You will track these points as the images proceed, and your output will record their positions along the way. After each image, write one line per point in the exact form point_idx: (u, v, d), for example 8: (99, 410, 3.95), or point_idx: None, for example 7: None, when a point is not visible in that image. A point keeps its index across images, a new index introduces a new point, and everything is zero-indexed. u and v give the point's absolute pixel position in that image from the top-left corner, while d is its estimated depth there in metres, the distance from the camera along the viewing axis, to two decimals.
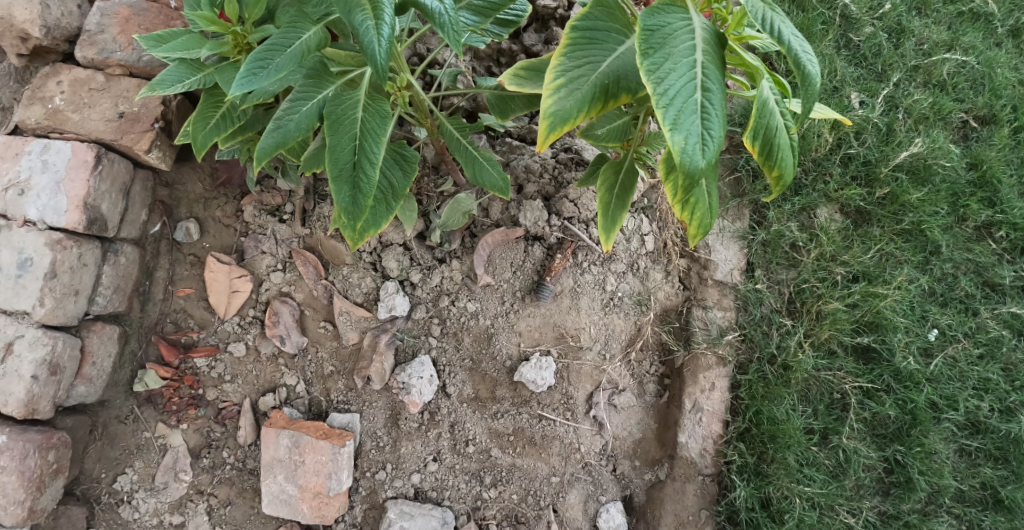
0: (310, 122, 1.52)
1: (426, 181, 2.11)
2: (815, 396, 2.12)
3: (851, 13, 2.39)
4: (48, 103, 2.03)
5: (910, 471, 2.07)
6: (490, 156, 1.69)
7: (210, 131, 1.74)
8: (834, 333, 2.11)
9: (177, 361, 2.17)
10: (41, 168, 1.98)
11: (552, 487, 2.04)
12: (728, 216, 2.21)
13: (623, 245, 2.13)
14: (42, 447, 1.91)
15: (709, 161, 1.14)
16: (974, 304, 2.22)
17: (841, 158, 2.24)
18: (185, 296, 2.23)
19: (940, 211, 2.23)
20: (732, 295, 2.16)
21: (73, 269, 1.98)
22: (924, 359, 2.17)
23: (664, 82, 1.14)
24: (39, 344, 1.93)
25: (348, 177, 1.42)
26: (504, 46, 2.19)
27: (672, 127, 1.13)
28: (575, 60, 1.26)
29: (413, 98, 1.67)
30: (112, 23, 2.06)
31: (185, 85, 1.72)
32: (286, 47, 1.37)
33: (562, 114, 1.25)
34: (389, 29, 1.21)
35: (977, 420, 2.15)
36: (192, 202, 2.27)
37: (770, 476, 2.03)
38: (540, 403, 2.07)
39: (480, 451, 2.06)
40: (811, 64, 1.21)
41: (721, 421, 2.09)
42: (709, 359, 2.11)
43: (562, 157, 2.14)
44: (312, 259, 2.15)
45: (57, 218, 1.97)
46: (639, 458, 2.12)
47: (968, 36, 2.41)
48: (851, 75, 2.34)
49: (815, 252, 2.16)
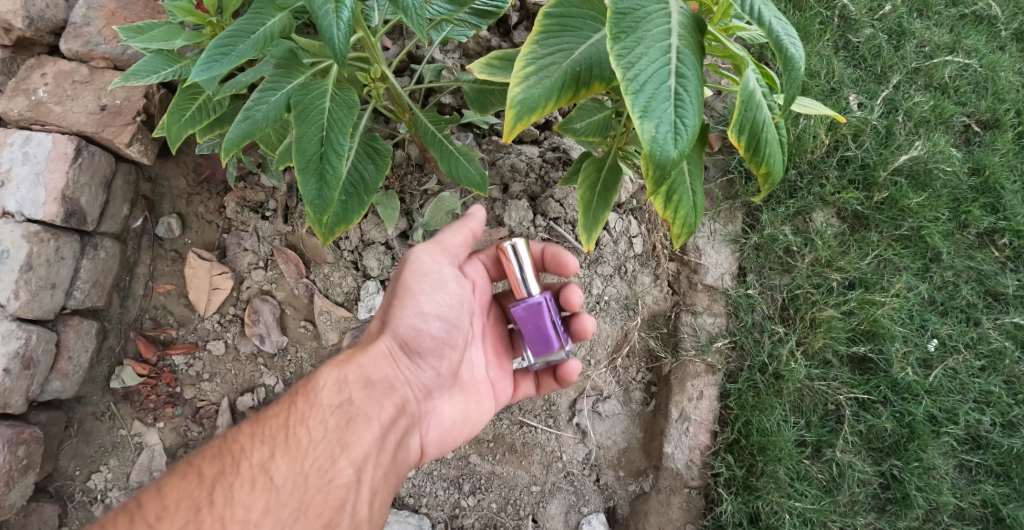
0: (279, 113, 1.46)
1: (409, 179, 2.06)
2: (807, 407, 2.04)
3: (849, 14, 2.33)
4: (31, 95, 2.01)
5: (907, 487, 1.98)
6: (468, 152, 1.63)
7: (185, 123, 1.68)
8: (829, 341, 2.03)
9: (155, 358, 2.13)
10: (21, 160, 1.96)
11: (532, 497, 1.98)
12: (719, 219, 2.13)
13: (610, 247, 2.08)
14: (12, 441, 1.87)
15: (682, 151, 1.08)
16: (976, 314, 2.14)
17: (838, 160, 2.17)
18: (165, 293, 2.19)
19: (941, 217, 2.15)
20: (723, 300, 2.08)
21: (51, 262, 1.95)
22: (923, 371, 2.08)
23: (634, 67, 1.08)
24: (13, 337, 1.89)
25: (314, 169, 1.36)
26: (493, 44, 2.17)
27: (642, 114, 1.07)
28: (546, 48, 1.21)
29: (390, 91, 1.64)
30: (97, 16, 2.05)
31: (159, 76, 1.67)
32: (250, 33, 1.32)
33: (531, 103, 1.20)
34: (349, 13, 1.18)
35: (978, 435, 2.06)
36: (175, 198, 2.23)
37: (759, 490, 1.94)
38: (522, 409, 2.01)
39: (458, 458, 1.99)
40: (794, 48, 1.15)
41: (709, 432, 2.00)
42: (697, 367, 2.03)
43: (549, 156, 2.10)
44: (293, 257, 2.13)
45: (35, 211, 1.94)
46: (623, 468, 2.05)
47: (971, 39, 2.35)
48: (850, 76, 2.28)
49: (810, 257, 2.08)
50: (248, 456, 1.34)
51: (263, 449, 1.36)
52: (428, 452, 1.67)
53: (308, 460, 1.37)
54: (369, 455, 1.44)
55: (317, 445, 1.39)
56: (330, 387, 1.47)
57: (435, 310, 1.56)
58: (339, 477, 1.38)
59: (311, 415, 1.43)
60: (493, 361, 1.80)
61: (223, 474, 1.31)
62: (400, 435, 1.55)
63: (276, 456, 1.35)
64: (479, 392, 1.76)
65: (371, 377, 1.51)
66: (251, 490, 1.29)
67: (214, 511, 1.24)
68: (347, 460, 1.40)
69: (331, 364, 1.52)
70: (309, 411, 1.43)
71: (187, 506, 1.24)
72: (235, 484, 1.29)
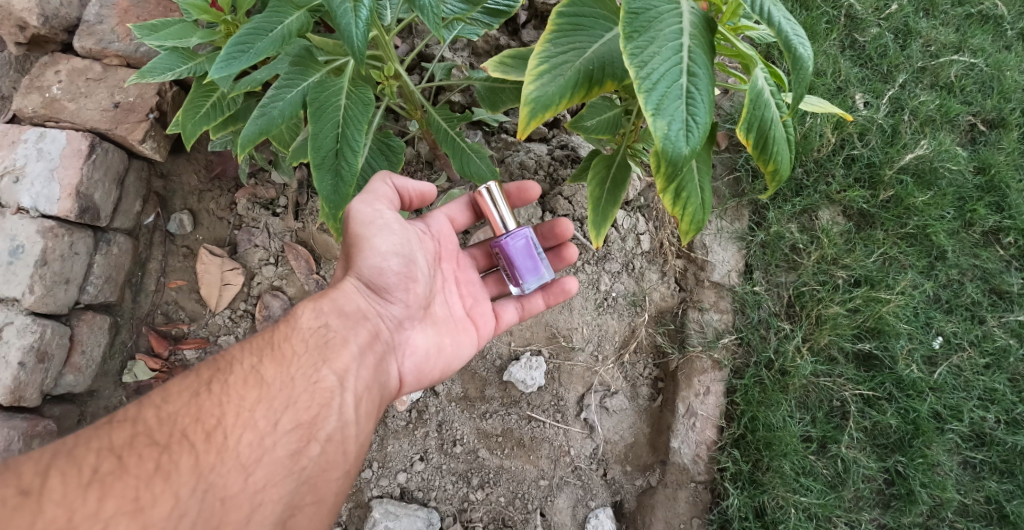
0: (295, 110, 1.48)
1: (419, 176, 2.11)
2: (813, 403, 2.05)
3: (856, 13, 2.34)
4: (45, 92, 2.03)
5: (912, 483, 2.00)
6: (479, 150, 1.66)
7: (200, 120, 1.70)
8: (834, 338, 2.04)
9: (167, 353, 2.15)
10: (36, 156, 1.98)
11: (540, 491, 2.00)
12: (726, 216, 2.15)
13: (618, 244, 2.12)
14: (27, 434, 1.89)
15: (693, 148, 1.10)
16: (980, 312, 2.15)
17: (844, 159, 2.19)
18: (176, 288, 2.21)
19: (946, 215, 2.17)
20: (729, 297, 2.10)
21: (65, 258, 1.97)
22: (928, 368, 2.10)
23: (647, 66, 1.10)
24: (28, 331, 1.91)
25: (331, 165, 1.39)
26: (502, 42, 2.20)
27: (654, 112, 1.09)
28: (559, 47, 1.23)
29: (402, 90, 1.67)
30: (110, 14, 2.07)
31: (175, 73, 1.70)
32: (268, 31, 1.35)
33: (544, 101, 1.21)
34: (367, 12, 1.20)
35: (983, 432, 2.08)
36: (187, 194, 2.26)
37: (765, 485, 1.95)
38: (530, 404, 2.05)
39: (467, 452, 2.02)
40: (803, 48, 1.17)
41: (716, 427, 2.02)
42: (703, 363, 2.05)
43: (558, 154, 2.12)
44: (303, 253, 2.17)
45: (50, 207, 1.96)
46: (630, 463, 2.07)
47: (976, 39, 2.36)
48: (856, 75, 2.29)
49: (816, 254, 2.09)
50: (240, 362, 1.40)
51: (253, 357, 1.41)
52: (409, 383, 1.65)
53: (294, 366, 1.41)
54: (351, 367, 1.46)
55: (301, 356, 1.43)
56: (306, 314, 1.49)
57: (391, 249, 1.53)
58: (324, 380, 1.41)
59: (293, 334, 1.46)
60: (471, 301, 1.79)
61: (219, 373, 1.37)
62: (379, 358, 1.54)
63: (265, 362, 1.41)
64: (454, 328, 1.73)
65: (344, 305, 1.51)
66: (243, 386, 1.36)
67: (212, 398, 1.32)
68: (330, 368, 1.43)
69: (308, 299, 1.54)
70: (290, 332, 1.46)
71: (189, 395, 1.33)
72: (229, 382, 1.36)
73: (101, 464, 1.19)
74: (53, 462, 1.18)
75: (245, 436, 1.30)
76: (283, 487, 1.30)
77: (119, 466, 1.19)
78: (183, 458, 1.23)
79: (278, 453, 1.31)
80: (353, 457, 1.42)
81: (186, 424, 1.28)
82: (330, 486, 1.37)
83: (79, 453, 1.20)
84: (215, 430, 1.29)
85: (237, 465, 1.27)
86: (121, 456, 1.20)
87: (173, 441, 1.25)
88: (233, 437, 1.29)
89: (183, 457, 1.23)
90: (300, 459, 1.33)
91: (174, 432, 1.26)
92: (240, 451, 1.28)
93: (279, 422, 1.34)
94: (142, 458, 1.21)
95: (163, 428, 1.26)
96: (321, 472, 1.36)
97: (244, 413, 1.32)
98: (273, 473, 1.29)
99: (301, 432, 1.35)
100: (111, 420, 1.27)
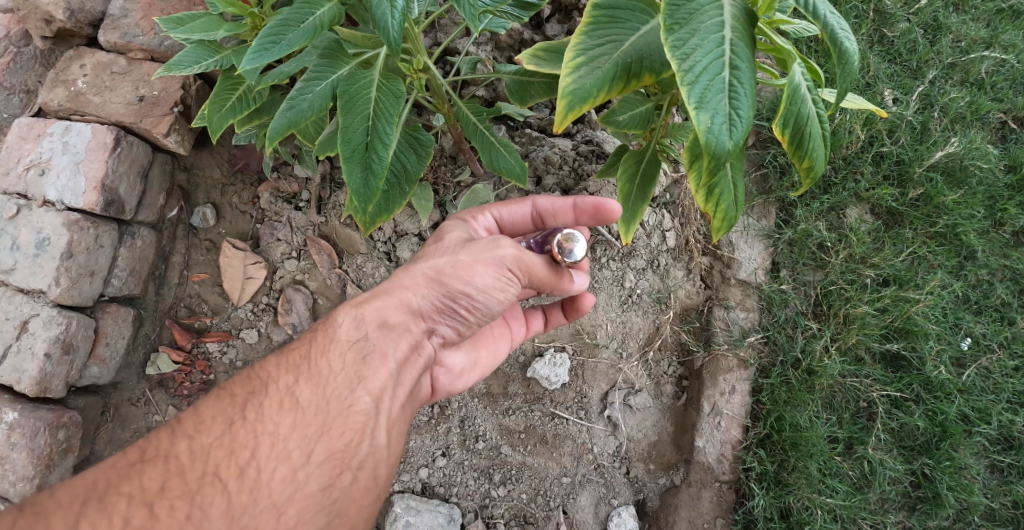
0: (324, 102, 1.47)
1: (443, 171, 2.11)
2: (839, 404, 2.03)
3: (885, 8, 2.30)
4: (71, 86, 2.04)
5: (938, 486, 1.97)
6: (508, 144, 1.64)
7: (226, 113, 1.70)
8: (862, 338, 2.02)
9: (190, 345, 2.16)
10: (62, 150, 1.99)
11: (562, 488, 1.99)
12: (753, 213, 2.13)
13: (644, 241, 2.09)
14: (53, 425, 1.90)
15: (736, 143, 1.08)
16: (1011, 313, 2.12)
17: (873, 156, 2.16)
18: (199, 281, 2.22)
19: (976, 214, 2.14)
20: (756, 295, 2.07)
21: (90, 250, 1.98)
22: (956, 370, 2.08)
23: (689, 59, 1.08)
24: (54, 323, 1.93)
25: (360, 158, 1.38)
26: (526, 37, 2.17)
27: (698, 105, 1.07)
28: (596, 39, 1.22)
29: (430, 83, 1.65)
30: (135, 8, 2.06)
31: (201, 66, 1.67)
32: (299, 22, 1.33)
33: (582, 93, 1.20)
34: (403, 2, 1.18)
35: (1011, 435, 2.05)
36: (210, 188, 2.26)
37: (791, 485, 1.94)
38: (553, 401, 2.05)
39: (490, 448, 2.02)
40: (848, 41, 1.15)
41: (741, 426, 2.00)
42: (729, 361, 2.03)
43: (583, 149, 2.10)
44: (326, 247, 2.16)
45: (75, 200, 1.96)
46: (653, 462, 2.05)
47: (1009, 34, 2.31)
48: (885, 71, 2.25)
49: (844, 252, 2.07)
50: (276, 382, 1.36)
51: (289, 376, 1.36)
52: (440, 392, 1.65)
53: (329, 388, 1.34)
54: (388, 387, 1.39)
55: (338, 376, 1.36)
56: (346, 325, 1.42)
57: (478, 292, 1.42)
58: (359, 403, 1.34)
59: (330, 348, 1.40)
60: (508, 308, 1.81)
61: (253, 396, 1.33)
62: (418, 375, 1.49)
63: (301, 381, 1.35)
64: (489, 337, 1.76)
65: (389, 320, 1.43)
66: (278, 411, 1.31)
67: (246, 427, 1.28)
68: (366, 389, 1.36)
69: (351, 305, 1.47)
70: (328, 345, 1.40)
71: (222, 424, 1.29)
72: (264, 404, 1.32)
73: (132, 514, 1.15)
74: (83, 511, 1.14)
75: (278, 470, 1.24)
76: (314, 524, 1.24)
77: (151, 517, 1.15)
78: (215, 501, 1.19)
79: (311, 487, 1.25)
80: (383, 482, 1.36)
81: (219, 457, 1.24)
82: (361, 513, 1.32)
83: (110, 499, 1.17)
84: (248, 465, 1.23)
85: (270, 505, 1.21)
86: (152, 505, 1.17)
87: (205, 482, 1.21)
88: (265, 472, 1.23)
89: (216, 500, 1.19)
90: (333, 491, 1.27)
91: (206, 471, 1.22)
92: (272, 489, 1.22)
93: (313, 453, 1.27)
94: (173, 507, 1.17)
95: (196, 467, 1.22)
96: (353, 502, 1.30)
97: (278, 444, 1.26)
98: (305, 509, 1.23)
99: (333, 462, 1.28)
100: (142, 458, 1.23)
